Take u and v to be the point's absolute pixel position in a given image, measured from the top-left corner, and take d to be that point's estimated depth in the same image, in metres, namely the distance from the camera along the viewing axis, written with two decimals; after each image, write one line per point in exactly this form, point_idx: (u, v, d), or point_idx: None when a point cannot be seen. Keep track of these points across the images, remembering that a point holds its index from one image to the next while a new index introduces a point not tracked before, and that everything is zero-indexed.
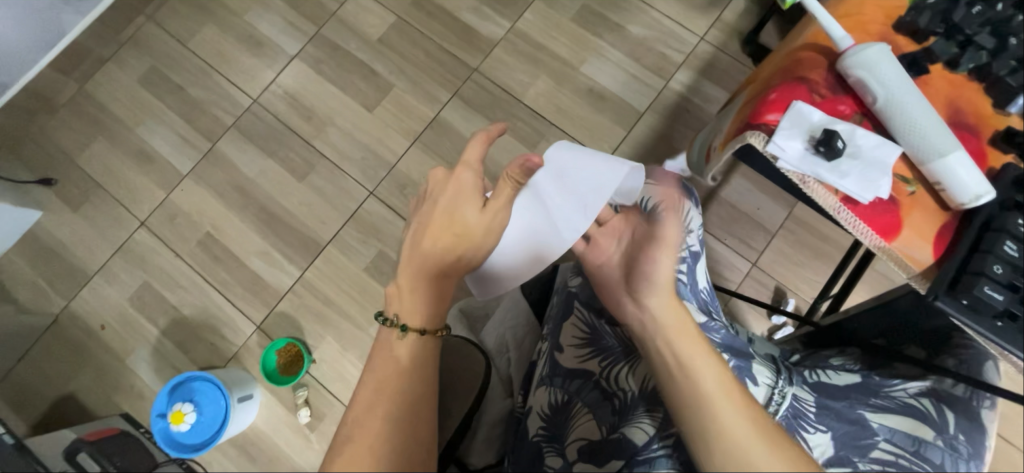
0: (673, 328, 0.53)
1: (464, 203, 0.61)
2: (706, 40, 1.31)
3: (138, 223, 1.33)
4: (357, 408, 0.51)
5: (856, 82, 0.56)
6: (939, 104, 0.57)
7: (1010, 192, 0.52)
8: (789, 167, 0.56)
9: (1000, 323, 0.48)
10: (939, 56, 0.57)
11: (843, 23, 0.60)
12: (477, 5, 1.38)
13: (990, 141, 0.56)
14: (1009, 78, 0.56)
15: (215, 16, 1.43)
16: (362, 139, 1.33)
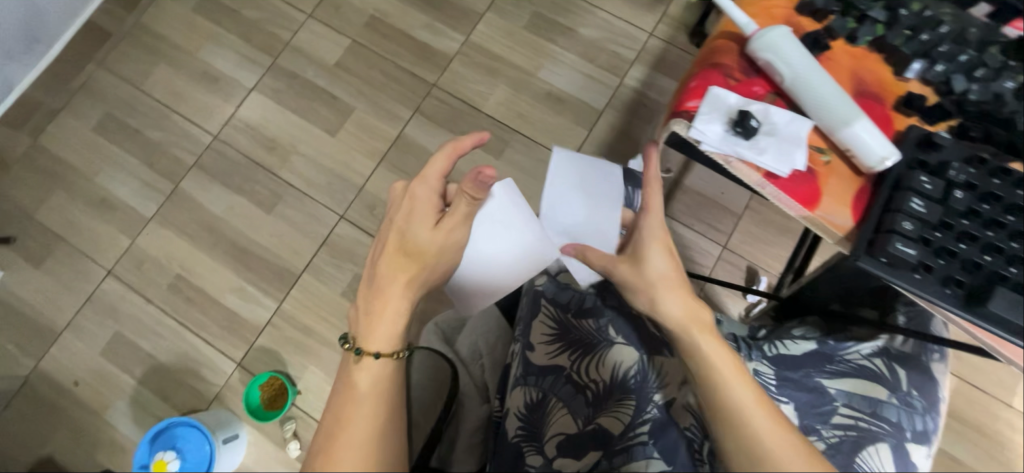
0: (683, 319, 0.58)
1: (418, 223, 0.62)
2: (654, 36, 1.35)
3: (105, 272, 1.30)
4: (330, 442, 0.51)
5: (765, 64, 0.58)
6: (843, 77, 0.60)
7: (914, 152, 0.55)
8: (712, 149, 0.57)
9: (918, 275, 0.51)
10: (839, 32, 0.60)
11: (749, 9, 0.61)
12: (429, 22, 1.40)
13: (893, 106, 0.59)
14: (904, 47, 0.58)
15: (167, 57, 1.42)
16: (327, 164, 1.33)
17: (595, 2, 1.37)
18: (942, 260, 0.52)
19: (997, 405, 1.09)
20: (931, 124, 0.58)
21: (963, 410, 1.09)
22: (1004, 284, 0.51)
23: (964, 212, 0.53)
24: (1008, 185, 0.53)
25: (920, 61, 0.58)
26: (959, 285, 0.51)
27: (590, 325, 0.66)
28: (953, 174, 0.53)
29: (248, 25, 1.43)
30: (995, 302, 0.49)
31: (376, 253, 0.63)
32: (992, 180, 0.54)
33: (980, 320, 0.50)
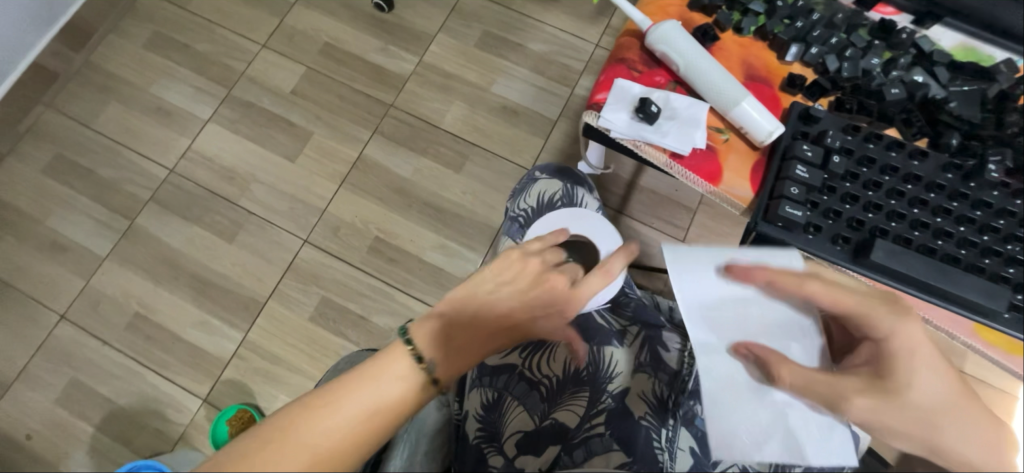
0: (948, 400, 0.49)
1: (548, 315, 0.54)
2: (600, 46, 1.41)
3: (58, 316, 1.25)
4: (314, 417, 0.42)
5: (662, 55, 0.64)
6: (733, 64, 0.66)
7: (797, 125, 0.61)
8: (621, 135, 0.64)
9: (809, 236, 0.56)
10: (726, 25, 0.66)
11: (647, 9, 0.68)
12: (383, 45, 1.43)
13: (779, 87, 0.65)
14: (782, 34, 0.65)
15: (119, 94, 1.41)
16: (288, 190, 1.33)
17: (541, 19, 1.44)
18: (829, 220, 0.56)
19: None
20: (813, 101, 0.64)
21: None
22: (884, 236, 0.56)
23: (845, 175, 0.57)
24: (882, 148, 0.58)
25: (797, 45, 0.65)
26: (847, 240, 0.56)
27: None
28: (830, 141, 0.58)
29: (201, 58, 1.44)
30: (876, 253, 0.54)
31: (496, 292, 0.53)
32: (868, 145, 0.58)
33: (865, 271, 0.55)
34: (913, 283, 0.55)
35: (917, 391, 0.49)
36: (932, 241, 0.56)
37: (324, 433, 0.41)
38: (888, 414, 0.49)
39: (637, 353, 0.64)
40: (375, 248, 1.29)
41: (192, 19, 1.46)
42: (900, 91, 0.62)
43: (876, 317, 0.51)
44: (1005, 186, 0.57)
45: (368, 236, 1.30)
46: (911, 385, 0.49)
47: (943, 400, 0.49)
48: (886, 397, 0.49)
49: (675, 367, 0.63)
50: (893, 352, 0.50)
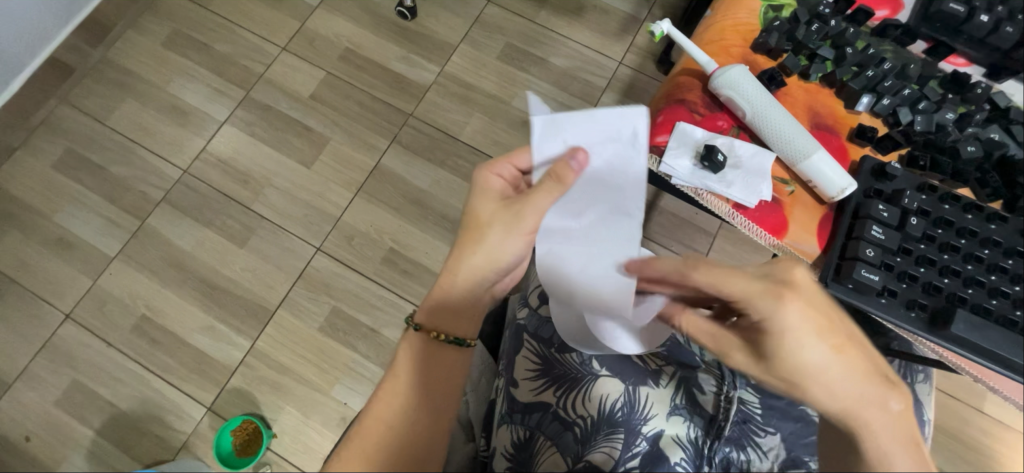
0: (809, 376, 0.49)
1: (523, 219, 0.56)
2: (624, 64, 1.40)
3: (63, 316, 1.23)
4: (380, 393, 0.57)
5: (727, 100, 0.67)
6: (800, 111, 0.70)
7: (870, 182, 0.64)
8: (682, 182, 0.66)
9: (883, 300, 0.59)
10: (793, 70, 0.70)
11: (709, 48, 0.72)
12: (404, 53, 1.42)
13: (847, 137, 0.69)
14: (852, 82, 0.68)
15: (135, 91, 1.39)
16: (303, 196, 1.31)
17: (565, 33, 1.42)
18: (904, 284, 0.59)
19: (971, 412, 1.12)
20: (884, 154, 0.67)
21: (940, 418, 1.12)
22: (963, 305, 0.58)
23: (921, 237, 0.61)
24: (958, 209, 0.62)
25: (869, 95, 0.68)
26: (923, 308, 0.59)
27: (574, 358, 0.63)
28: (907, 202, 0.61)
29: (219, 58, 1.42)
30: (958, 325, 0.56)
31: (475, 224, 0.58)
32: (944, 206, 0.62)
33: (944, 340, 0.57)
34: (992, 356, 0.57)
35: (796, 362, 0.49)
36: (1012, 312, 0.58)
37: (395, 396, 0.57)
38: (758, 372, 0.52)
39: (673, 394, 0.62)
40: (389, 259, 1.27)
41: (212, 19, 1.45)
42: (976, 149, 0.65)
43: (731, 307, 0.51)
44: None
45: (382, 247, 1.28)
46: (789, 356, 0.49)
47: (820, 370, 0.49)
48: (760, 362, 0.51)
49: (711, 411, 0.62)
50: (767, 330, 0.49)
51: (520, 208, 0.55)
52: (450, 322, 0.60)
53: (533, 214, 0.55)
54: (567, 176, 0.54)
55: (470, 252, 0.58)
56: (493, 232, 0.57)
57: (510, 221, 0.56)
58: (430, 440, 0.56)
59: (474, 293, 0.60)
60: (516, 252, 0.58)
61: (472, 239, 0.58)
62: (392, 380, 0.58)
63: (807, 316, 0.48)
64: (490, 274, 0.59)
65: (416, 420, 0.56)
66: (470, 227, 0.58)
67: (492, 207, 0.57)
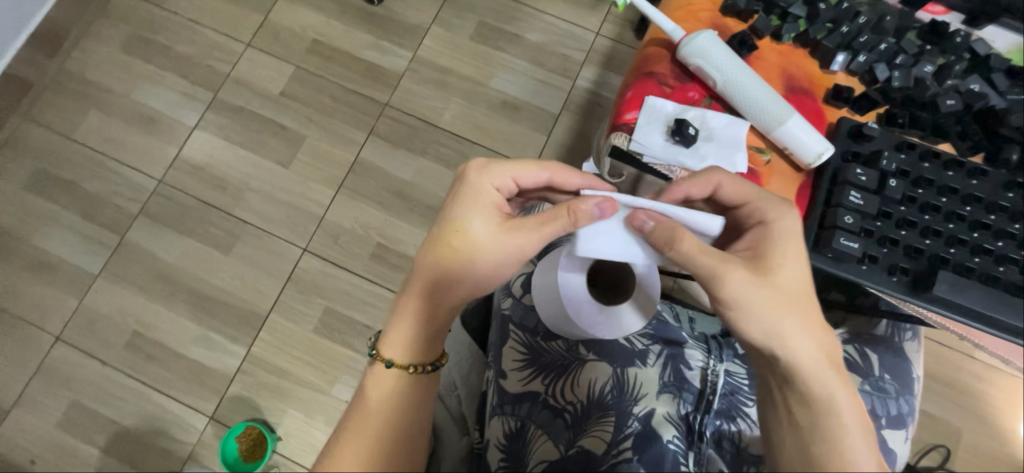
0: (790, 302, 0.53)
1: (508, 236, 0.55)
2: (601, 35, 1.35)
3: (53, 338, 1.21)
4: (360, 413, 0.57)
5: (696, 70, 0.65)
6: (775, 74, 0.68)
7: (848, 144, 0.64)
8: (654, 158, 0.65)
9: (864, 266, 0.59)
10: (763, 32, 0.68)
11: (676, 14, 0.69)
12: (374, 40, 1.37)
13: (824, 100, 0.67)
14: (826, 41, 0.66)
15: (98, 101, 1.34)
16: (284, 197, 1.28)
17: (539, 7, 1.37)
18: (885, 249, 0.59)
19: (964, 359, 1.14)
20: (861, 114, 0.66)
21: (936, 367, 1.14)
22: (946, 266, 0.58)
23: (901, 199, 0.61)
24: (937, 167, 0.61)
25: (844, 53, 0.67)
26: (905, 272, 0.58)
27: (560, 346, 0.63)
28: (884, 164, 0.61)
29: (183, 60, 1.37)
30: (938, 286, 0.57)
31: (438, 244, 0.57)
32: (923, 164, 0.62)
33: (929, 303, 0.57)
34: (976, 316, 0.57)
35: (792, 301, 0.53)
36: (994, 268, 0.58)
37: (372, 411, 0.56)
38: (750, 290, 0.52)
39: (662, 372, 0.62)
40: (377, 255, 1.25)
41: (171, 19, 1.39)
42: (955, 102, 0.64)
43: (708, 260, 0.52)
44: None
45: (369, 243, 1.26)
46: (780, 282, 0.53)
47: (801, 290, 0.53)
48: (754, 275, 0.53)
49: (700, 387, 0.62)
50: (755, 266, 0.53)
51: (521, 231, 0.55)
52: (430, 348, 0.59)
53: (537, 237, 0.55)
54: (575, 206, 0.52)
55: (465, 273, 0.57)
56: (485, 255, 0.56)
57: (509, 245, 0.56)
58: (409, 441, 0.56)
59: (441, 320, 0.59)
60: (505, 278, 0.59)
61: (464, 256, 0.57)
62: (360, 420, 0.56)
63: (792, 252, 0.54)
64: (463, 297, 0.59)
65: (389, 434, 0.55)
66: (458, 245, 0.56)
67: (490, 227, 0.56)
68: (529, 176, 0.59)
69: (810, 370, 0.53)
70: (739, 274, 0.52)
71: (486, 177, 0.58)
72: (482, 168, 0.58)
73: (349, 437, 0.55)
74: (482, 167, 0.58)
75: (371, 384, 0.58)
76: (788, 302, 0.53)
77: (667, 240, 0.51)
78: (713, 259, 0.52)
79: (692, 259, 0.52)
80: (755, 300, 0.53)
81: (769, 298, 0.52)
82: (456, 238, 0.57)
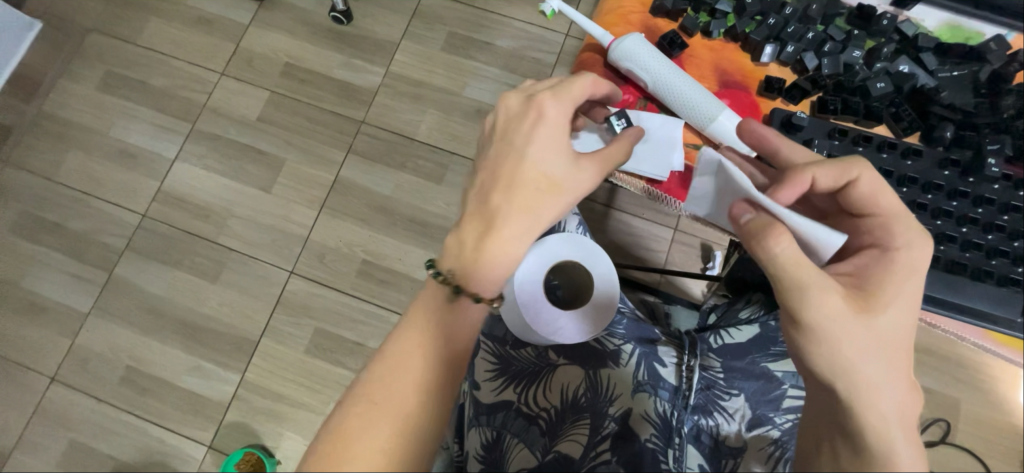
0: (888, 345, 0.47)
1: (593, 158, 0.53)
2: (571, 36, 1.36)
3: (48, 379, 1.22)
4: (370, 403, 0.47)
5: (628, 72, 0.68)
6: (708, 70, 0.72)
7: (781, 135, 0.66)
8: None
9: None
10: (693, 30, 0.72)
11: (607, 19, 0.73)
12: (346, 59, 1.38)
13: (757, 92, 0.70)
14: (754, 35, 0.69)
15: (79, 141, 1.35)
16: (267, 222, 1.29)
17: (507, 13, 1.38)
18: None
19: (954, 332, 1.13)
20: (794, 103, 0.69)
21: (928, 342, 1.13)
22: None
23: None
24: (872, 149, 0.64)
25: (772, 45, 0.69)
26: None
27: (529, 353, 0.63)
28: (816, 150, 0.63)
29: (159, 94, 1.38)
30: None
31: (511, 182, 0.50)
32: (858, 148, 0.64)
33: None
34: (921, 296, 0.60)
35: (886, 341, 0.47)
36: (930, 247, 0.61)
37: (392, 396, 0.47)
38: (845, 322, 0.47)
39: (634, 371, 0.62)
40: (363, 272, 1.26)
41: (144, 54, 1.40)
42: (886, 85, 0.66)
43: (811, 278, 0.47)
44: (1006, 180, 0.62)
45: (355, 260, 1.26)
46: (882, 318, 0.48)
47: (901, 333, 0.48)
48: (859, 308, 0.47)
49: (674, 383, 0.62)
50: (854, 298, 0.48)
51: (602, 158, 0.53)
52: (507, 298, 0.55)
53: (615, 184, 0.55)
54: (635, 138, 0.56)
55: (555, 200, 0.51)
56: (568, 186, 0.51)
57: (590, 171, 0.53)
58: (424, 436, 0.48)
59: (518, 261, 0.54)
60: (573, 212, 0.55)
61: (557, 196, 0.51)
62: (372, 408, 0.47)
63: (901, 290, 0.49)
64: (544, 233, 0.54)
65: (407, 426, 0.47)
66: (552, 185, 0.51)
67: (585, 166, 0.52)
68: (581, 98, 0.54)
69: (879, 422, 0.46)
70: (834, 304, 0.47)
71: (565, 109, 0.52)
72: (555, 100, 0.52)
73: (366, 394, 0.47)
74: (560, 95, 0.53)
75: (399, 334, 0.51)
76: (883, 344, 0.47)
77: (763, 235, 0.48)
78: (823, 283, 0.47)
79: (791, 267, 0.47)
80: (845, 336, 0.47)
81: (867, 334, 0.47)
82: (534, 170, 0.51)
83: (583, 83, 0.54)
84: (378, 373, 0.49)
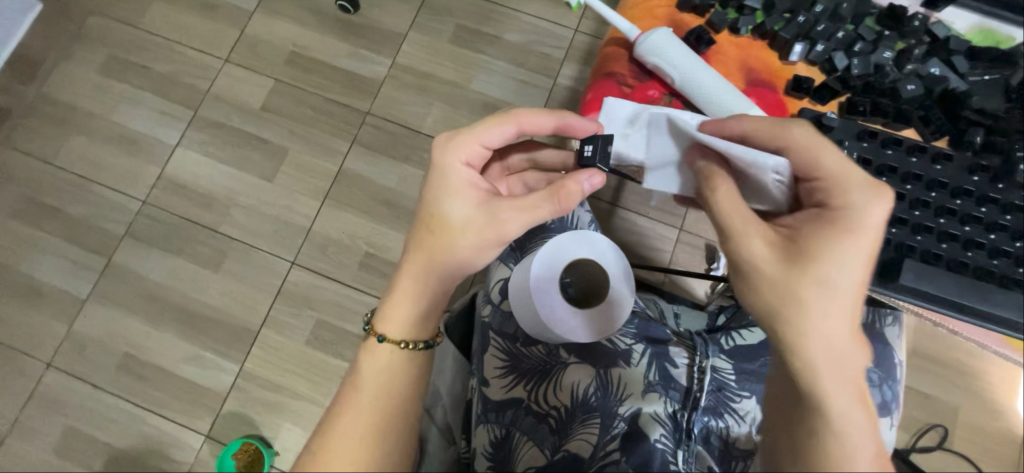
0: (824, 297, 0.48)
1: (499, 205, 0.57)
2: (580, 32, 1.35)
3: (44, 364, 1.21)
4: (340, 418, 0.55)
5: (654, 67, 0.68)
6: (734, 67, 0.72)
7: (809, 135, 0.66)
8: None
9: None
10: (720, 26, 0.72)
11: (634, 13, 0.74)
12: (352, 49, 1.36)
13: (784, 91, 0.71)
14: (784, 32, 0.70)
15: (79, 124, 1.33)
16: (269, 211, 1.28)
17: (516, 7, 1.36)
18: None
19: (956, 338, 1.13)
20: (821, 104, 0.69)
21: (929, 348, 1.13)
22: (912, 254, 0.60)
23: None
24: (903, 153, 0.63)
25: (802, 44, 0.70)
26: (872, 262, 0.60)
27: (539, 350, 0.63)
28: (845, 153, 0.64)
29: (161, 79, 1.36)
30: (903, 275, 0.59)
31: (421, 231, 0.59)
32: (887, 151, 0.63)
33: (899, 293, 0.59)
34: (950, 304, 0.58)
35: (828, 291, 0.48)
36: (962, 254, 0.60)
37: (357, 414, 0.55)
38: (772, 272, 0.49)
39: (645, 371, 0.62)
40: (366, 264, 1.25)
41: (146, 37, 1.38)
42: (916, 87, 0.66)
43: (738, 227, 0.50)
44: None
45: (357, 252, 1.25)
46: (821, 273, 0.48)
47: (842, 284, 0.48)
48: (790, 259, 0.48)
49: (685, 384, 0.61)
50: (787, 248, 0.49)
51: (507, 209, 0.56)
52: (419, 328, 0.59)
53: (515, 221, 0.56)
54: (562, 185, 0.56)
55: (443, 254, 0.57)
56: (466, 236, 0.56)
57: (490, 222, 0.56)
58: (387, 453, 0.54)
59: (436, 299, 0.60)
60: (487, 259, 0.59)
61: (450, 247, 0.57)
62: (342, 422, 0.55)
63: (845, 241, 0.48)
64: (457, 274, 0.59)
65: (368, 442, 0.54)
66: (439, 228, 0.57)
67: (471, 208, 0.57)
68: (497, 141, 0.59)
69: (811, 370, 0.48)
70: (764, 252, 0.49)
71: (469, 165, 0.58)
72: (451, 140, 0.59)
73: (337, 413, 0.56)
74: (473, 147, 0.58)
75: (362, 363, 0.59)
76: (819, 295, 0.48)
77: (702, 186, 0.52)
78: (751, 232, 0.50)
79: (723, 216, 0.51)
80: (772, 285, 0.49)
81: (796, 285, 0.48)
82: (433, 221, 0.58)
83: (497, 131, 0.59)
84: (349, 393, 0.57)
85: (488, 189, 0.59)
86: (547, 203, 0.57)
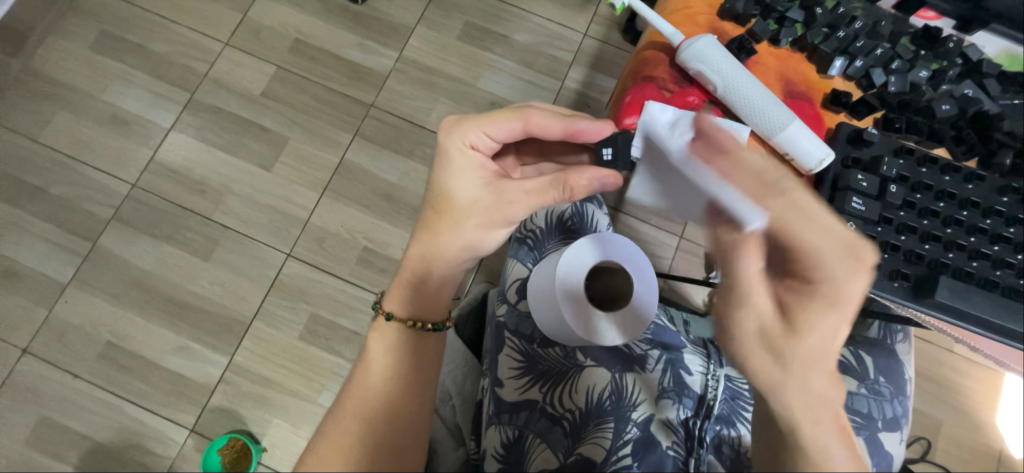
0: (805, 364, 0.47)
1: (503, 192, 0.57)
2: (589, 36, 1.35)
3: (20, 351, 1.15)
4: (355, 392, 0.59)
5: (697, 74, 0.68)
6: (773, 78, 0.72)
7: (848, 150, 0.67)
8: None
9: None
10: (761, 36, 0.72)
11: (674, 18, 0.73)
12: (358, 40, 1.34)
13: (822, 104, 0.71)
14: (823, 45, 0.70)
15: (66, 101, 1.28)
16: (265, 201, 1.25)
17: (527, 7, 1.36)
18: (887, 254, 0.63)
19: (942, 353, 1.17)
20: (858, 119, 0.71)
21: (916, 362, 1.17)
22: (945, 271, 0.62)
23: (901, 204, 0.64)
24: (936, 172, 0.65)
25: (841, 58, 0.71)
26: (905, 278, 0.62)
27: (557, 353, 0.63)
28: (885, 169, 0.64)
29: (156, 59, 1.31)
30: (939, 292, 0.60)
31: (430, 214, 0.60)
32: (922, 169, 0.65)
33: (929, 308, 0.60)
34: (980, 322, 0.60)
35: (806, 366, 0.47)
36: (992, 272, 0.62)
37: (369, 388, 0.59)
38: (758, 339, 0.47)
39: (661, 377, 0.62)
40: (364, 259, 1.23)
41: (142, 16, 1.33)
42: (950, 107, 0.68)
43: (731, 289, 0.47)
44: None
45: (356, 246, 1.23)
46: (802, 348, 0.46)
47: (822, 349, 0.46)
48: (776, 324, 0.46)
49: (699, 392, 0.62)
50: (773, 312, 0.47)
51: (510, 197, 0.57)
52: (429, 308, 0.63)
53: (521, 204, 0.57)
54: (569, 176, 0.54)
55: (450, 237, 0.59)
56: (472, 221, 0.58)
57: (496, 209, 0.57)
58: (397, 427, 0.57)
59: (446, 280, 0.63)
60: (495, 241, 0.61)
61: (454, 231, 0.59)
62: (356, 397, 0.58)
63: (829, 308, 0.45)
64: (466, 257, 0.61)
65: (377, 413, 0.57)
66: (446, 209, 0.58)
67: (479, 188, 0.57)
68: (500, 130, 0.57)
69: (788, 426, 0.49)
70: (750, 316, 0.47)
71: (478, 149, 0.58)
72: (455, 124, 0.57)
73: (350, 388, 0.60)
74: (478, 132, 0.57)
75: (375, 340, 0.62)
76: (799, 363, 0.47)
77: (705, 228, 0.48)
78: (744, 295, 0.47)
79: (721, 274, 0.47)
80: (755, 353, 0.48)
81: (777, 356, 0.47)
82: (438, 202, 0.59)
83: (503, 119, 0.57)
84: (362, 368, 0.61)
85: (497, 171, 0.59)
86: (551, 190, 0.56)
